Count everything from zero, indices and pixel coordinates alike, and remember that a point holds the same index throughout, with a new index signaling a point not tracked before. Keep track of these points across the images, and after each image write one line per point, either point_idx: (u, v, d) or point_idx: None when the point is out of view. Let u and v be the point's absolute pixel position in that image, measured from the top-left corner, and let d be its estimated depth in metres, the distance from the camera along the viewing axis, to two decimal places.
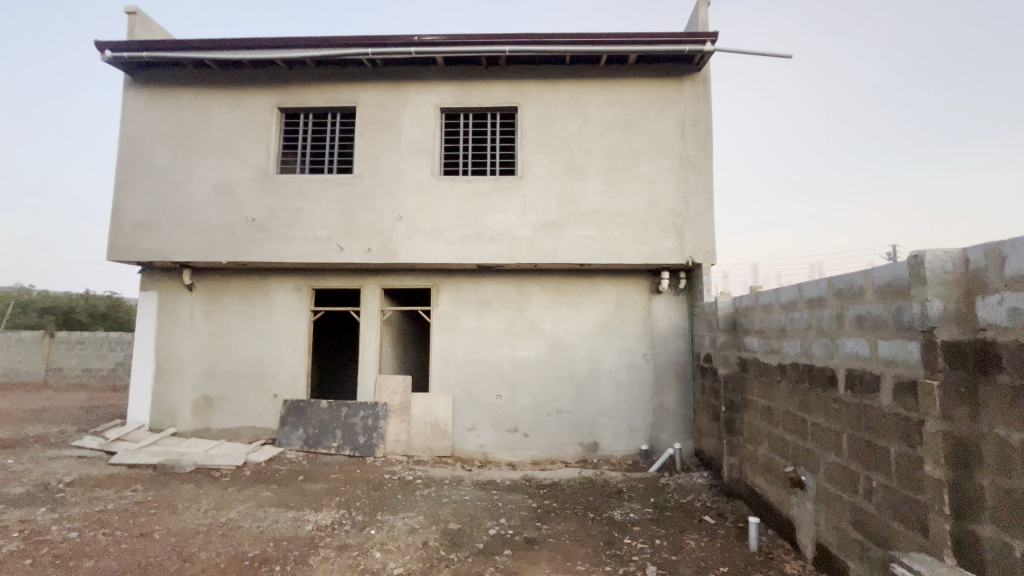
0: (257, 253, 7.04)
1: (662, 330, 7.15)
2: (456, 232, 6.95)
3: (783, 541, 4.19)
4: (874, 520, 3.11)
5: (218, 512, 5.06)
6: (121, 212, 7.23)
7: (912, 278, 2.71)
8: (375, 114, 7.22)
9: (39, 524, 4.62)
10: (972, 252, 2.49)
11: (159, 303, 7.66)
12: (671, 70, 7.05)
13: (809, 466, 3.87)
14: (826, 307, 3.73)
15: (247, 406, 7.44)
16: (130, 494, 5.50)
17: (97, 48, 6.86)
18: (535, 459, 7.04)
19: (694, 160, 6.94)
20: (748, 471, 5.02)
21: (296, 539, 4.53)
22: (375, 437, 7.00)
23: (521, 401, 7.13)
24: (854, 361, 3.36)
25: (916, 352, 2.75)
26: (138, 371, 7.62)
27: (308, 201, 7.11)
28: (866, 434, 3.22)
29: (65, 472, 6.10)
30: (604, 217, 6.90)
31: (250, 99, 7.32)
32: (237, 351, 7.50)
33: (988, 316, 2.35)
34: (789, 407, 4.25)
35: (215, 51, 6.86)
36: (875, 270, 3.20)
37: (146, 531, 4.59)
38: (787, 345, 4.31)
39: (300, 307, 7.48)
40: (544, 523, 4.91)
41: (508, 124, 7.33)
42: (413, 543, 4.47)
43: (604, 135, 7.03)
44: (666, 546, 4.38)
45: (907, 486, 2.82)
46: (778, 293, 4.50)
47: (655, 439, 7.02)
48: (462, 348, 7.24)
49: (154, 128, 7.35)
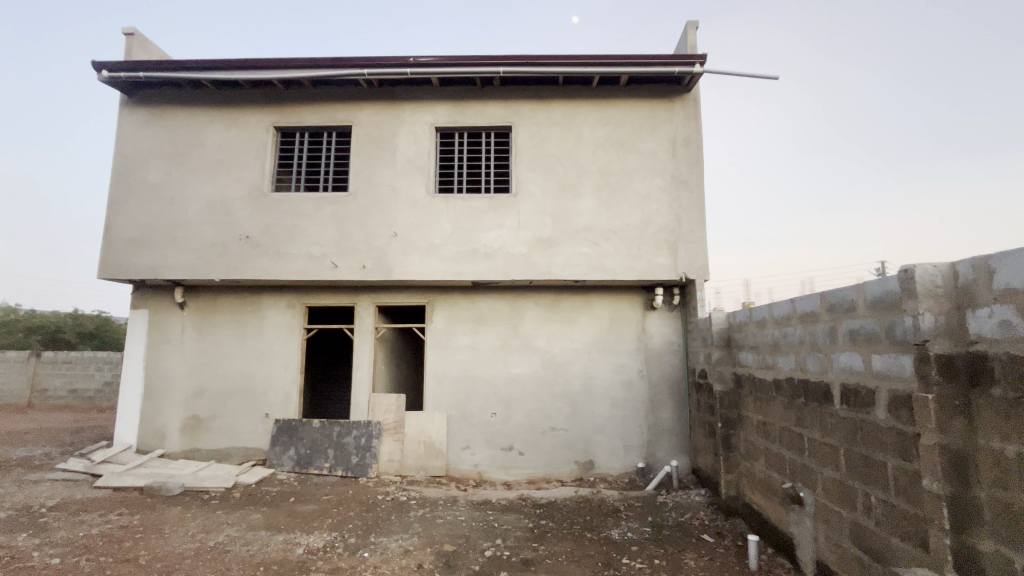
0: (250, 270, 7.01)
1: (656, 346, 7.16)
2: (450, 250, 6.97)
3: (783, 560, 4.12)
4: (873, 537, 3.09)
5: (206, 536, 4.93)
6: (114, 229, 7.19)
7: (903, 291, 2.74)
8: (371, 133, 7.29)
9: (19, 550, 4.47)
10: (961, 266, 2.53)
11: (150, 321, 7.57)
12: (662, 91, 7.19)
13: (807, 482, 3.85)
14: (819, 322, 3.76)
15: (237, 425, 7.32)
16: (115, 518, 5.34)
17: (95, 68, 6.93)
18: (530, 477, 6.95)
19: (685, 178, 7.05)
20: (746, 488, 4.98)
21: (287, 563, 4.41)
22: (368, 457, 6.89)
23: (516, 418, 7.07)
24: (848, 375, 3.38)
25: (909, 366, 2.77)
26: (126, 391, 7.49)
27: (302, 217, 7.12)
28: (863, 449, 3.22)
29: (48, 495, 5.94)
30: (598, 234, 6.95)
31: (246, 117, 7.38)
32: (228, 369, 7.40)
33: (978, 328, 2.39)
34: (785, 423, 4.24)
35: (213, 71, 6.93)
36: (865, 285, 3.25)
37: (132, 555, 4.46)
38: (781, 360, 4.32)
39: (293, 324, 7.42)
40: (542, 543, 4.83)
41: (503, 143, 7.41)
42: (407, 566, 4.37)
43: (597, 154, 7.13)
44: (665, 566, 4.31)
45: (906, 500, 2.80)
46: (771, 308, 4.53)
47: (652, 456, 6.96)
48: (456, 365, 7.19)
49: (149, 145, 7.37)
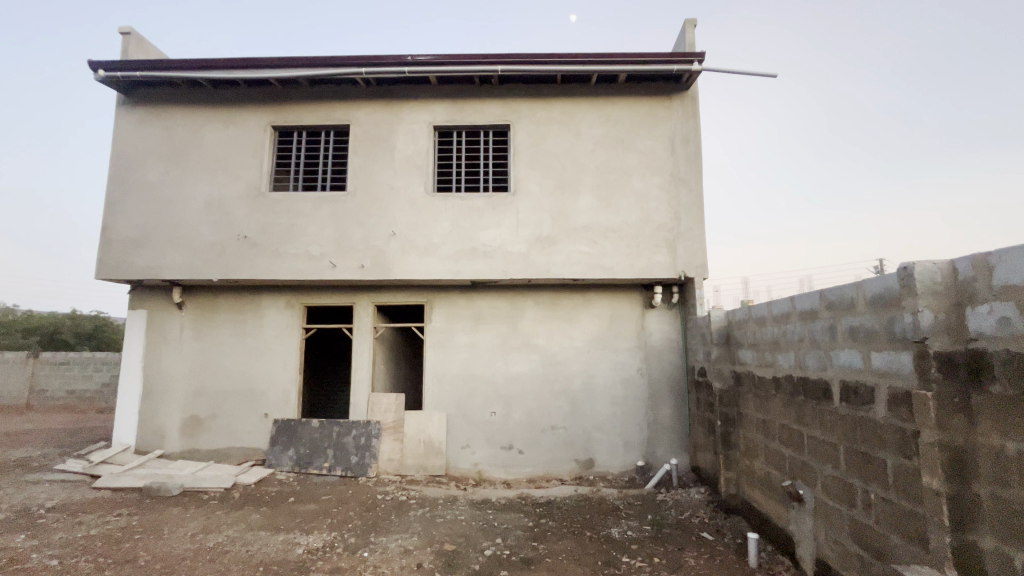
0: (248, 270, 6.99)
1: (656, 345, 7.16)
2: (449, 249, 6.96)
3: (783, 557, 4.13)
4: (873, 534, 3.09)
5: (205, 536, 4.92)
6: (112, 230, 7.17)
7: (902, 288, 2.74)
8: (369, 132, 7.27)
9: (18, 552, 4.46)
10: (960, 263, 2.53)
11: (148, 321, 7.55)
12: (661, 89, 7.18)
13: (807, 480, 3.85)
14: (819, 319, 3.76)
15: (237, 425, 7.31)
16: (115, 519, 5.33)
17: (92, 67, 6.90)
18: (530, 476, 6.95)
19: (684, 176, 7.04)
20: (746, 486, 4.99)
21: (287, 563, 4.41)
22: (367, 457, 6.88)
23: (515, 417, 7.07)
24: (848, 372, 3.38)
25: (909, 363, 2.77)
26: (125, 391, 7.47)
27: (301, 217, 7.10)
28: (863, 446, 3.22)
29: (47, 496, 5.92)
30: (597, 232, 6.95)
31: (244, 117, 7.36)
32: (228, 369, 7.39)
33: (978, 326, 2.39)
34: (784, 420, 4.24)
35: (211, 70, 6.91)
36: (865, 282, 3.25)
37: (131, 556, 4.45)
38: (781, 357, 4.32)
39: (292, 324, 7.41)
40: (541, 542, 4.83)
41: (501, 141, 7.39)
42: (407, 566, 4.36)
43: (596, 152, 7.12)
44: (664, 564, 4.32)
45: (906, 498, 2.81)
46: (771, 305, 4.53)
47: (651, 454, 6.96)
48: (456, 364, 7.19)
49: (147, 145, 7.34)
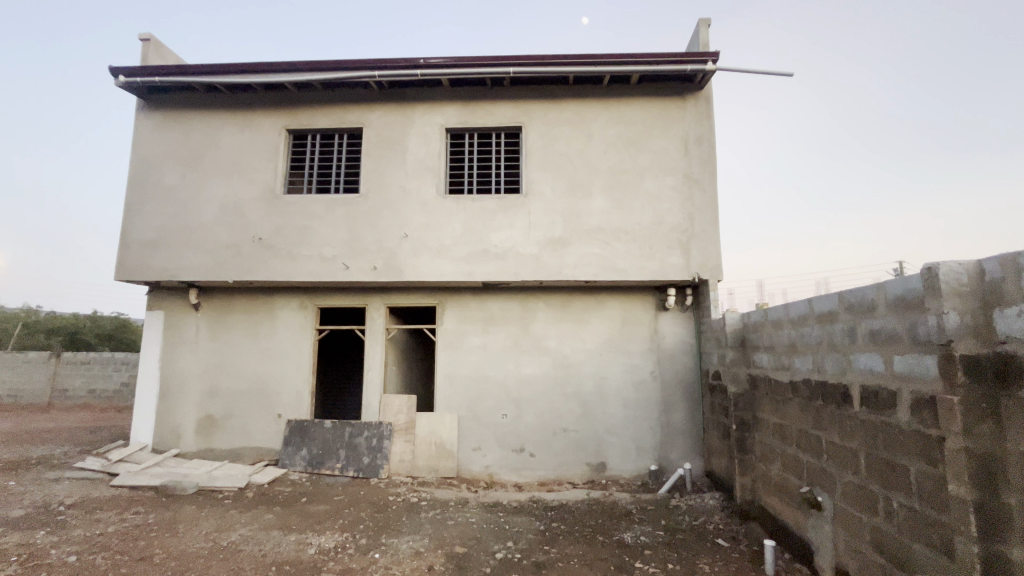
0: (262, 272, 7.05)
1: (668, 346, 7.08)
2: (461, 250, 6.96)
3: (800, 565, 4.03)
4: (896, 543, 2.99)
5: (219, 535, 4.95)
6: (130, 232, 7.30)
7: (926, 290, 2.66)
8: (382, 134, 7.31)
9: (37, 548, 4.53)
10: (987, 264, 2.45)
11: (166, 322, 7.67)
12: (674, 88, 7.11)
13: (825, 486, 3.77)
14: (838, 322, 3.67)
15: (251, 425, 7.37)
16: (131, 516, 5.40)
17: (113, 73, 7.04)
18: (541, 479, 6.90)
19: (697, 177, 6.96)
20: (762, 491, 4.91)
21: (299, 563, 4.42)
22: (379, 458, 6.91)
23: (527, 419, 7.03)
24: (869, 376, 3.29)
25: (932, 367, 2.67)
26: (142, 391, 7.59)
27: (315, 219, 7.16)
28: (884, 451, 3.12)
29: (67, 493, 6.03)
30: (609, 233, 6.90)
31: (259, 120, 7.45)
32: (242, 369, 7.47)
33: (1006, 328, 2.31)
34: (802, 425, 4.15)
35: (227, 74, 7.00)
36: (886, 284, 3.16)
37: (146, 554, 4.50)
38: (798, 361, 4.23)
39: (304, 325, 7.46)
40: (552, 546, 4.78)
41: (513, 143, 7.39)
42: (418, 567, 4.35)
43: (607, 153, 7.08)
44: (678, 570, 4.25)
45: (930, 506, 2.71)
46: (788, 308, 4.44)
47: (664, 458, 6.88)
48: (467, 365, 7.17)
49: (166, 149, 7.47)
